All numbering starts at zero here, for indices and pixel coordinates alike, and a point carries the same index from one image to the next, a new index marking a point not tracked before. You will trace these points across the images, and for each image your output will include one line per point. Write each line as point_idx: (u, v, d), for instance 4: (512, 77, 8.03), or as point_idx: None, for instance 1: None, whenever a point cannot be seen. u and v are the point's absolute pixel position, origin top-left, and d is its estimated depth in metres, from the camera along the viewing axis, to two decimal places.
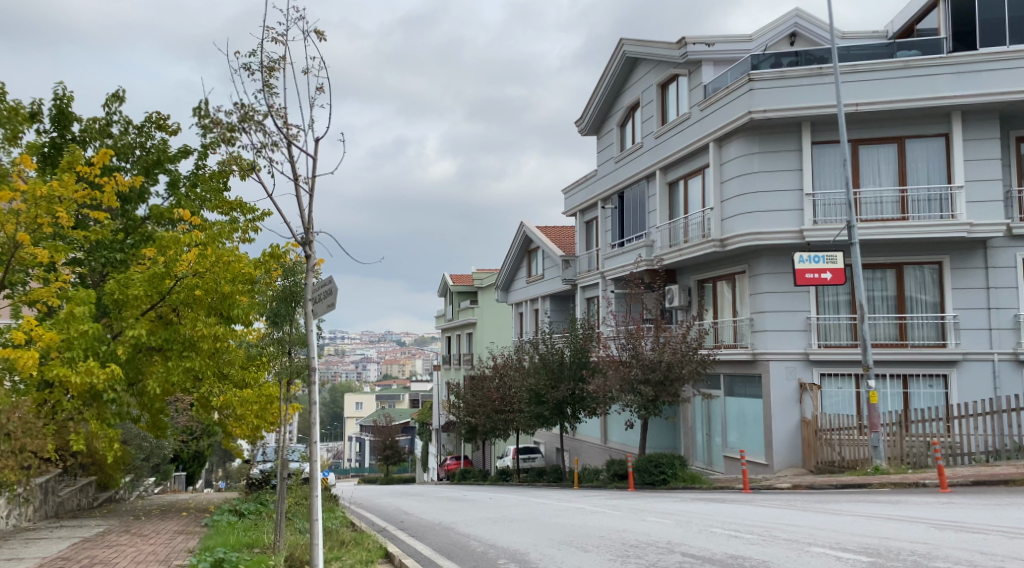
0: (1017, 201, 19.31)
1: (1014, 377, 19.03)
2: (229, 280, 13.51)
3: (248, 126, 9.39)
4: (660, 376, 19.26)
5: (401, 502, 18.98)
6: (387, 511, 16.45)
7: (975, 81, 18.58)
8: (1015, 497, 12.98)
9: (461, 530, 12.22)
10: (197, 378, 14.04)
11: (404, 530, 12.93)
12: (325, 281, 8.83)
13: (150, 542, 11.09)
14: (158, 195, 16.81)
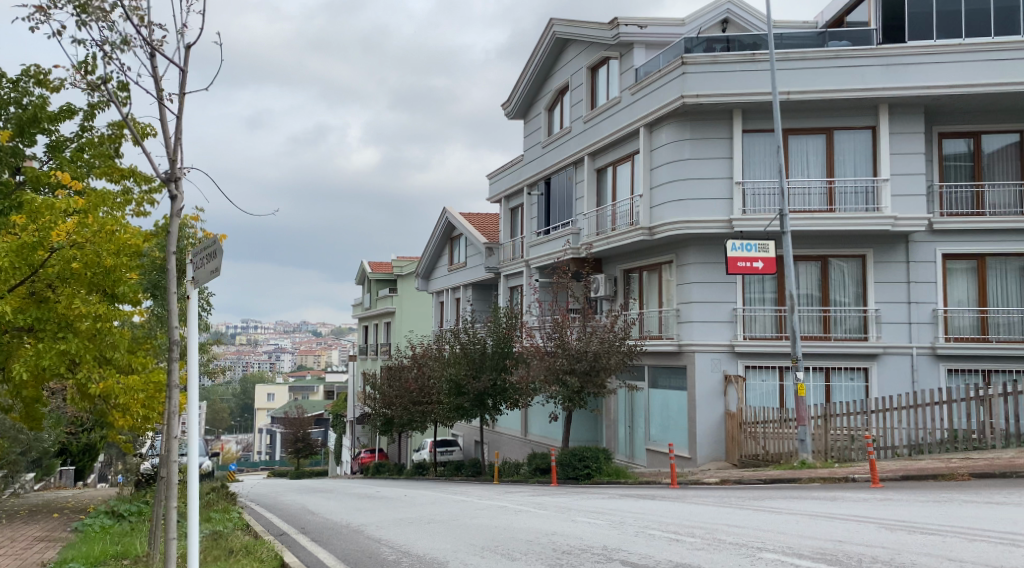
0: (938, 195, 20.24)
1: (931, 371, 19.75)
2: (112, 253, 12.51)
3: (90, 17, 8.58)
4: (586, 366, 18.90)
5: (304, 500, 18.18)
6: (292, 511, 15.67)
7: (903, 77, 18.83)
8: (947, 498, 13.08)
9: (371, 535, 11.61)
10: (74, 362, 12.95)
11: (306, 534, 12.23)
12: (209, 243, 7.70)
13: (5, 553, 10.19)
14: (35, 157, 15.91)
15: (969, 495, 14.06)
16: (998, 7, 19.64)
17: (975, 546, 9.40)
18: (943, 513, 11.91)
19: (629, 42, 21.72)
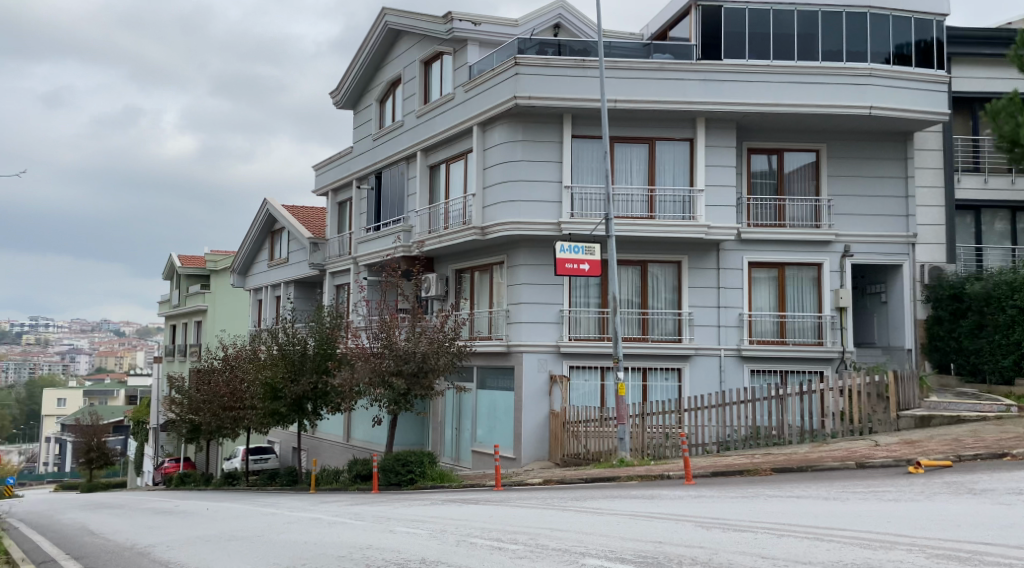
0: (745, 208, 23.21)
1: (736, 372, 22.38)
2: None
3: None
4: (414, 367, 18.67)
5: (88, 519, 16.91)
6: (75, 531, 14.52)
7: (718, 90, 21.10)
8: (756, 494, 13.84)
9: (162, 558, 10.90)
10: None
11: (83, 560, 11.32)
12: None
13: None
14: None
15: (773, 490, 14.96)
16: (799, 34, 21.76)
17: (784, 544, 9.97)
18: (750, 509, 12.54)
19: (463, 38, 21.81)
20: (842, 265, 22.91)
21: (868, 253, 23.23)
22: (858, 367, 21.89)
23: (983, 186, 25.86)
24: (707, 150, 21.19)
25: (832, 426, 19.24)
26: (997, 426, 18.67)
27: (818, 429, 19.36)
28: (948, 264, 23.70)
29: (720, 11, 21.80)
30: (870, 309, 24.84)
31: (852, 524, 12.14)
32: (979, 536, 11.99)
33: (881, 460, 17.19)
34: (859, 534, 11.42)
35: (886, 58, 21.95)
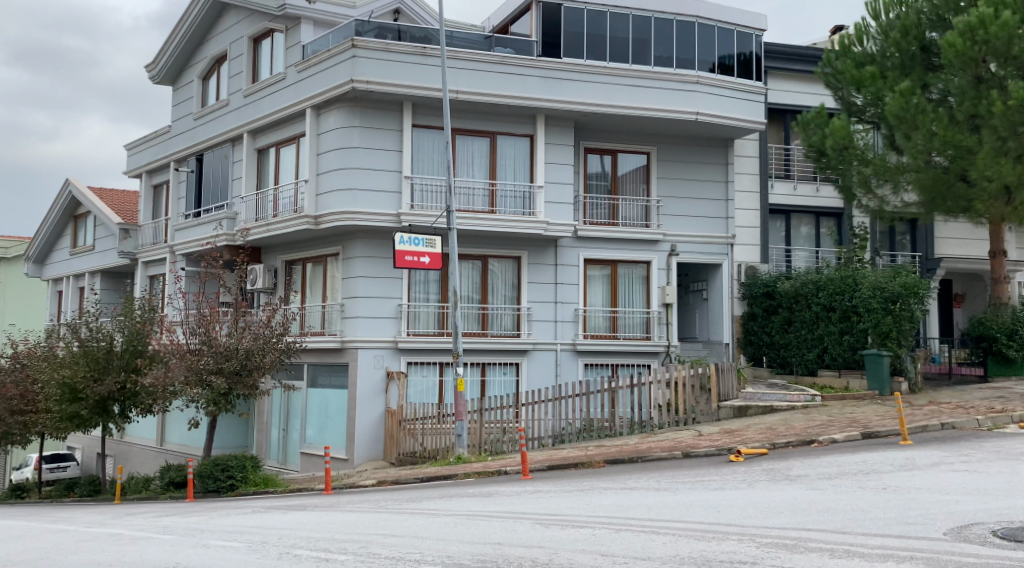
0: (583, 206, 24.35)
1: (571, 365, 23.08)
2: None
3: None
4: (236, 365, 17.82)
5: None
6: None
7: (557, 86, 21.50)
8: (591, 488, 13.94)
9: None
10: None
11: None
12: None
13: None
14: None
15: (606, 482, 15.05)
16: (633, 38, 22.40)
17: (622, 541, 9.95)
18: (586, 503, 12.48)
19: (295, 16, 21.05)
20: (668, 263, 24.20)
21: (691, 251, 25.20)
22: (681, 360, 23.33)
23: (792, 192, 27.60)
24: (547, 147, 21.62)
25: (658, 417, 20.20)
26: (803, 412, 21.01)
27: (647, 421, 20.23)
28: (762, 263, 26.40)
29: (559, 8, 21.93)
30: (693, 305, 27.10)
31: (684, 515, 12.33)
32: (802, 522, 12.46)
33: (704, 449, 18.08)
34: (690, 525, 11.62)
35: (711, 68, 23.10)
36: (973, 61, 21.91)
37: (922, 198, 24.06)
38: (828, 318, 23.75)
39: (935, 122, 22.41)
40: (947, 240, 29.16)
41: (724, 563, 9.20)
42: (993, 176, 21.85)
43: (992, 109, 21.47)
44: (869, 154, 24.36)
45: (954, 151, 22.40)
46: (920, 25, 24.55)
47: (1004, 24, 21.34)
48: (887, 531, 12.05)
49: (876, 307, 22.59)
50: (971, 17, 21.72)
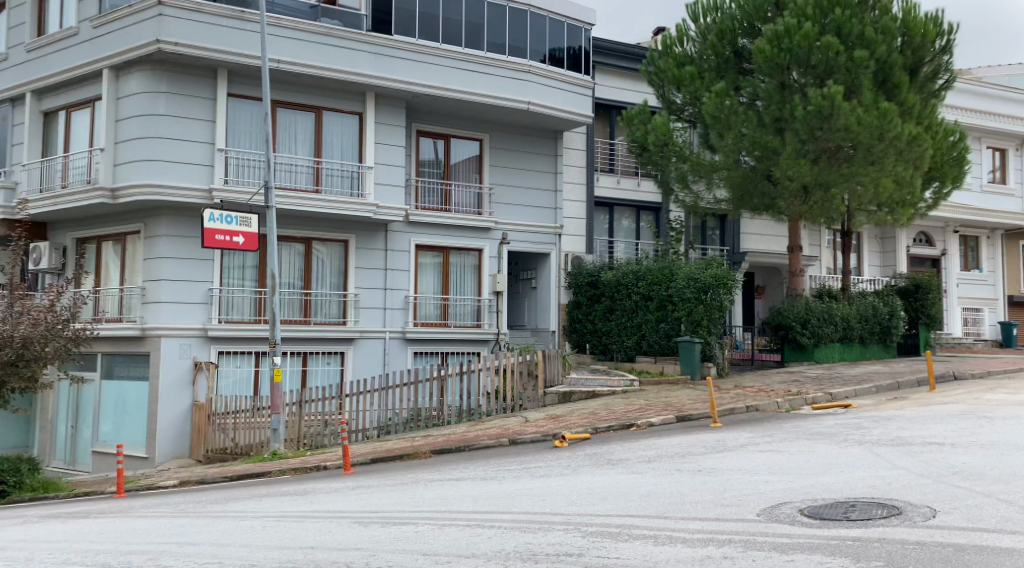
0: (415, 189, 24.05)
1: (400, 354, 22.90)
2: None
3: None
4: (11, 355, 16.13)
5: None
6: None
7: (388, 63, 21.54)
8: (412, 478, 13.81)
9: None
10: None
11: None
12: None
13: None
14: None
15: (431, 474, 14.65)
16: (467, 21, 22.67)
17: (442, 537, 9.85)
18: (405, 496, 12.23)
19: None
20: (500, 251, 24.64)
21: (524, 240, 25.67)
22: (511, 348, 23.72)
23: (616, 185, 31.26)
24: (376, 127, 21.69)
25: (486, 405, 20.43)
26: (622, 397, 22.24)
27: (474, 409, 20.45)
28: (588, 253, 27.11)
29: None
30: (523, 293, 27.55)
31: (509, 507, 12.08)
32: (624, 509, 12.51)
33: (529, 436, 18.74)
34: (515, 517, 11.43)
35: (543, 57, 23.95)
36: (779, 66, 26.95)
37: (731, 194, 29.05)
38: (647, 307, 24.70)
39: (745, 125, 27.37)
40: (751, 237, 35.58)
41: (550, 556, 9.20)
42: (794, 175, 26.80)
43: (793, 113, 26.51)
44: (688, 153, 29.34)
45: (761, 150, 27.34)
46: (733, 31, 28.82)
47: (804, 36, 26.35)
48: (707, 516, 12.25)
49: (691, 296, 23.71)
50: (778, 28, 26.82)
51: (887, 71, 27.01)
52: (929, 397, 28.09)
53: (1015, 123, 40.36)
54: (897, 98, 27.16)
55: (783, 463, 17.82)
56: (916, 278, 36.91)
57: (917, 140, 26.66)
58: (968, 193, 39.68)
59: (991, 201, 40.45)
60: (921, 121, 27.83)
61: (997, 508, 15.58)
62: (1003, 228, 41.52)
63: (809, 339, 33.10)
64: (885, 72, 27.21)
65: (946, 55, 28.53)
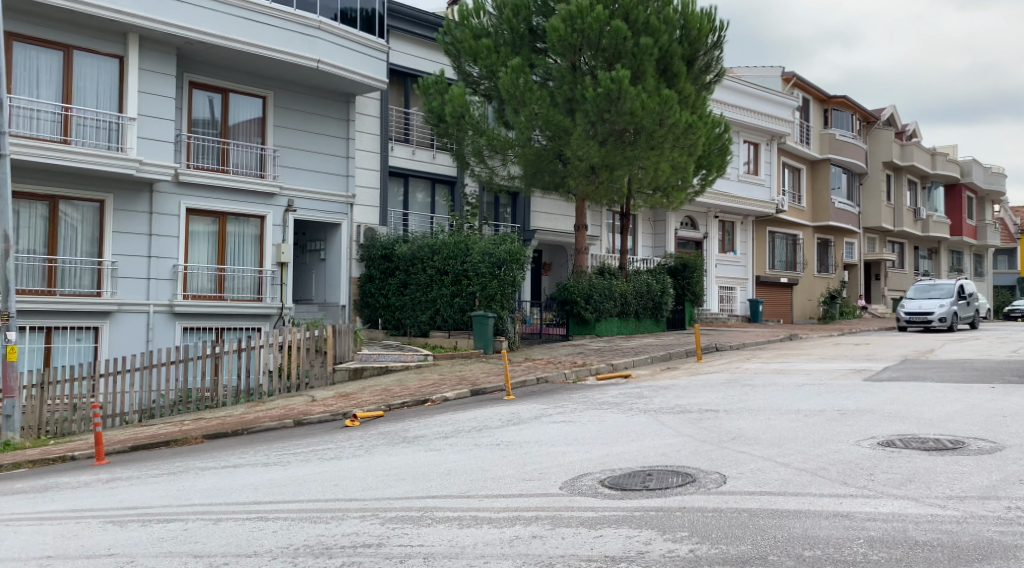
0: (185, 147, 24.81)
1: (167, 329, 24.16)
2: None
3: None
4: None
5: None
6: None
7: (156, 5, 22.95)
8: (180, 464, 12.94)
9: None
10: None
11: None
12: None
13: None
14: None
15: (204, 461, 13.27)
16: None
17: (215, 531, 9.27)
18: (169, 485, 11.34)
19: None
20: (284, 219, 26.80)
21: (308, 207, 27.49)
22: (293, 321, 26.10)
23: (411, 157, 32.34)
24: (136, 75, 23.12)
25: (267, 384, 21.03)
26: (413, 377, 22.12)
27: (254, 388, 20.91)
28: (380, 226, 29.59)
29: None
30: (309, 265, 29.43)
31: (295, 495, 10.95)
32: (423, 490, 11.70)
33: (317, 416, 18.96)
34: (303, 506, 10.38)
35: (334, 15, 26.40)
36: (572, 46, 30.23)
37: (523, 171, 31.98)
38: (441, 281, 27.42)
39: (539, 104, 30.11)
40: (542, 215, 38.41)
41: (345, 549, 8.87)
42: (584, 155, 30.20)
43: (584, 94, 29.95)
44: (483, 126, 31.17)
45: (553, 129, 30.41)
46: (527, 10, 31.40)
47: (595, 19, 29.83)
48: (512, 491, 11.66)
49: (484, 271, 26.69)
50: (571, 9, 30.01)
51: (668, 61, 31.74)
52: (697, 368, 30.56)
53: (764, 121, 49.78)
54: (677, 86, 31.91)
55: (573, 437, 18.85)
56: (683, 258, 42.14)
57: (691, 128, 30.94)
58: (729, 182, 48.60)
59: (746, 190, 49.81)
60: (694, 108, 32.81)
61: (777, 470, 16.16)
62: (753, 215, 51.45)
63: (591, 313, 36.32)
64: (667, 60, 31.82)
65: (715, 51, 33.82)
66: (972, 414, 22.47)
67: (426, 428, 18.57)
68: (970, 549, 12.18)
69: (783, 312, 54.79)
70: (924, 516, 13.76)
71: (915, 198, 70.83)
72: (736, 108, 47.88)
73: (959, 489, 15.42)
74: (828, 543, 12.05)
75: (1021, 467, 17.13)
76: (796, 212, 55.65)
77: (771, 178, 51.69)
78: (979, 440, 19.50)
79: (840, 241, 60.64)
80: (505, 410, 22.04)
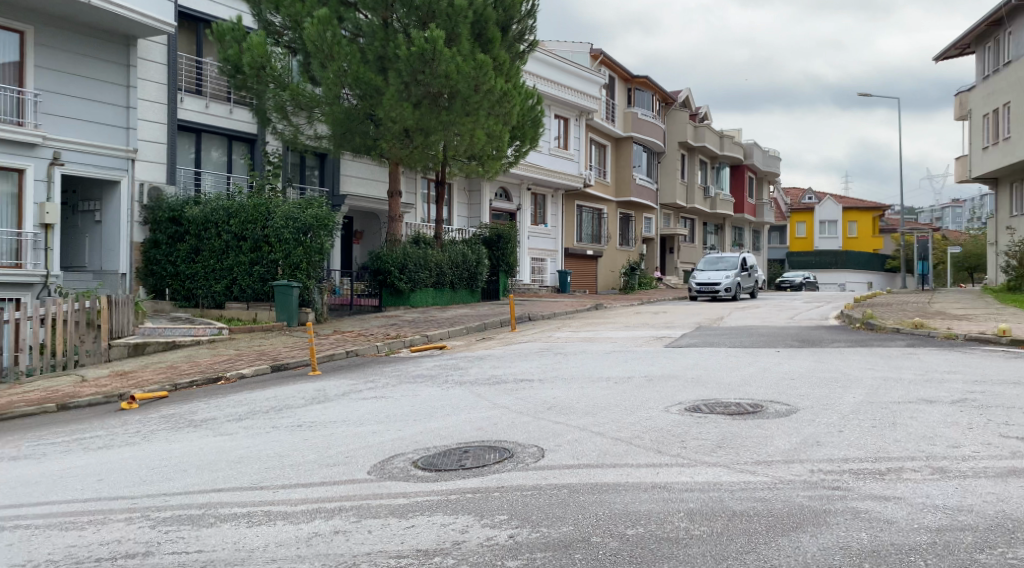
0: None
1: None
2: None
3: None
4: None
5: None
6: None
7: None
8: None
9: None
10: None
11: None
12: None
13: None
14: None
15: None
16: None
17: None
18: None
19: None
20: (49, 174, 25.17)
21: (78, 160, 25.97)
22: (58, 291, 24.73)
23: (204, 109, 30.16)
24: None
25: (26, 362, 18.89)
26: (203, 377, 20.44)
27: (9, 367, 18.74)
28: (168, 185, 28.75)
29: None
30: (85, 228, 27.90)
31: (52, 496, 11.72)
32: (208, 482, 12.55)
33: (87, 398, 17.53)
34: (65, 511, 11.22)
35: None
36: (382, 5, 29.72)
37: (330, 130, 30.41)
38: (238, 247, 27.09)
39: (348, 61, 28.69)
40: (351, 179, 36.66)
41: (100, 562, 9.69)
42: (397, 117, 28.90)
43: (397, 53, 28.78)
44: (287, 81, 29.57)
45: (364, 87, 28.97)
46: None
47: None
48: (313, 480, 13.00)
49: (289, 238, 26.61)
50: None
51: (482, 25, 30.78)
52: (510, 337, 30.07)
53: (575, 96, 49.96)
54: (492, 51, 31.00)
55: (379, 416, 17.78)
56: (497, 229, 41.53)
57: (507, 96, 30.20)
58: (541, 155, 48.40)
59: (557, 164, 49.94)
60: (509, 73, 32.06)
61: (593, 441, 15.58)
62: (563, 189, 51.63)
63: (405, 284, 35.09)
64: (481, 25, 30.86)
65: (529, 19, 33.30)
66: (765, 377, 23.16)
67: (223, 422, 17.06)
68: (785, 517, 11.88)
69: (589, 282, 55.66)
70: (737, 483, 13.45)
71: (705, 178, 73.79)
72: (548, 82, 47.78)
73: (765, 454, 15.38)
74: (650, 518, 11.45)
75: (816, 429, 17.50)
76: (602, 187, 56.42)
77: (580, 153, 52.19)
78: (776, 403, 19.87)
79: (640, 217, 62.24)
80: (309, 391, 20.61)
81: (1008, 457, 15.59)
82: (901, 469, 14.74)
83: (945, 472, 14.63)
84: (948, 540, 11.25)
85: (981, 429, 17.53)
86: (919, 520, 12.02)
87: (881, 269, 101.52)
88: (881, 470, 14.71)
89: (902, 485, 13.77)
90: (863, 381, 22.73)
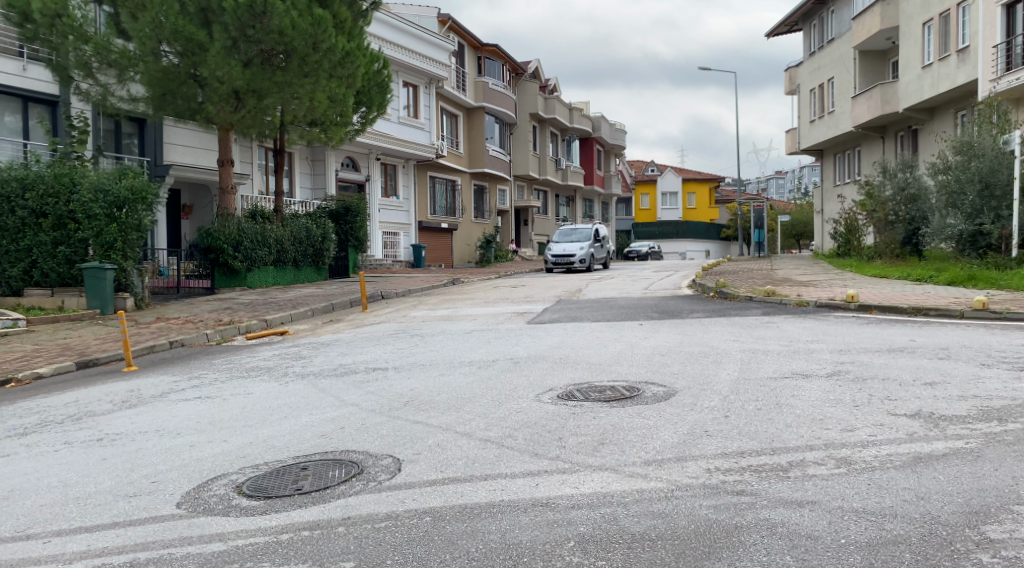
0: None
1: None
2: None
3: None
4: None
5: None
6: None
7: None
8: None
9: None
10: None
11: None
12: None
13: None
14: None
15: None
16: None
17: None
18: None
19: None
20: None
21: None
22: None
23: None
24: None
25: None
26: None
27: None
28: None
29: None
30: None
31: None
32: None
33: None
34: None
35: None
36: None
37: (147, 91, 26.68)
38: (38, 224, 23.58)
39: (163, 11, 25.10)
40: (175, 147, 32.79)
41: None
42: (223, 76, 25.43)
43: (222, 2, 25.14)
44: (89, 32, 25.74)
45: (185, 43, 25.35)
46: None
47: None
48: (102, 521, 10.57)
49: (100, 213, 23.44)
50: None
51: None
52: (361, 318, 27.25)
53: (422, 62, 47.11)
54: (332, 8, 28.30)
55: (202, 424, 14.93)
56: (345, 202, 38.28)
57: (350, 56, 27.71)
58: (388, 123, 45.39)
59: (406, 133, 47.02)
60: (352, 32, 29.41)
61: (458, 445, 13.15)
62: (414, 159, 48.80)
63: (240, 262, 31.78)
64: None
65: None
66: (634, 354, 21.35)
67: (10, 448, 13.87)
68: (693, 539, 9.45)
69: (444, 256, 53.25)
70: (631, 494, 10.61)
71: (555, 149, 72.27)
72: (395, 46, 44.69)
73: (653, 453, 12.31)
74: (534, 554, 9.19)
75: (701, 417, 14.79)
76: (454, 157, 53.82)
77: (431, 123, 49.51)
78: (653, 385, 17.74)
79: (494, 188, 59.95)
80: (121, 394, 17.29)
81: (908, 440, 12.92)
82: (804, 463, 11.59)
83: (851, 464, 11.46)
84: (886, 560, 8.93)
85: (868, 407, 15.24)
86: (845, 534, 9.41)
87: (718, 239, 104.15)
88: (783, 465, 11.55)
89: (810, 484, 10.71)
90: (734, 355, 21.21)
